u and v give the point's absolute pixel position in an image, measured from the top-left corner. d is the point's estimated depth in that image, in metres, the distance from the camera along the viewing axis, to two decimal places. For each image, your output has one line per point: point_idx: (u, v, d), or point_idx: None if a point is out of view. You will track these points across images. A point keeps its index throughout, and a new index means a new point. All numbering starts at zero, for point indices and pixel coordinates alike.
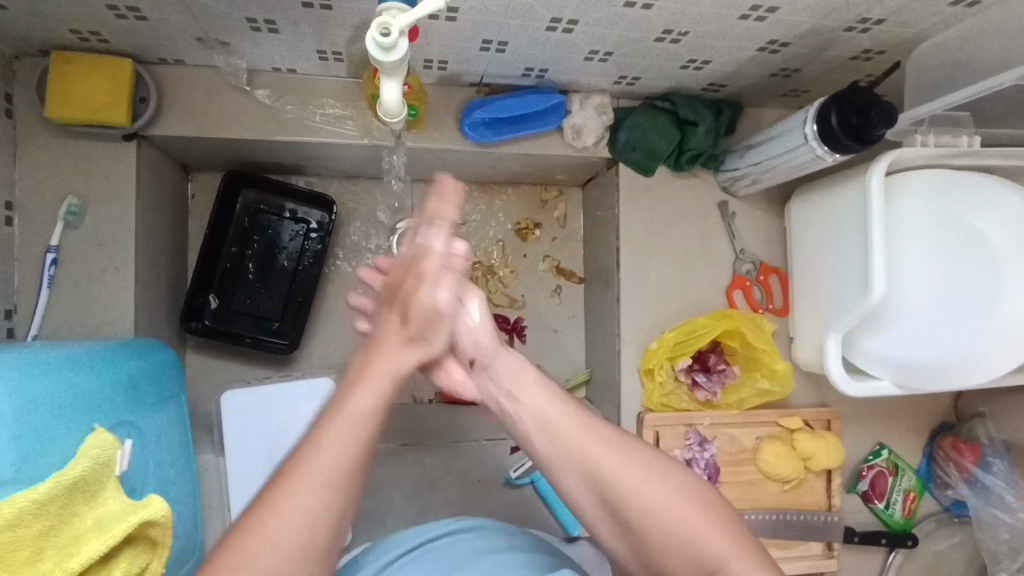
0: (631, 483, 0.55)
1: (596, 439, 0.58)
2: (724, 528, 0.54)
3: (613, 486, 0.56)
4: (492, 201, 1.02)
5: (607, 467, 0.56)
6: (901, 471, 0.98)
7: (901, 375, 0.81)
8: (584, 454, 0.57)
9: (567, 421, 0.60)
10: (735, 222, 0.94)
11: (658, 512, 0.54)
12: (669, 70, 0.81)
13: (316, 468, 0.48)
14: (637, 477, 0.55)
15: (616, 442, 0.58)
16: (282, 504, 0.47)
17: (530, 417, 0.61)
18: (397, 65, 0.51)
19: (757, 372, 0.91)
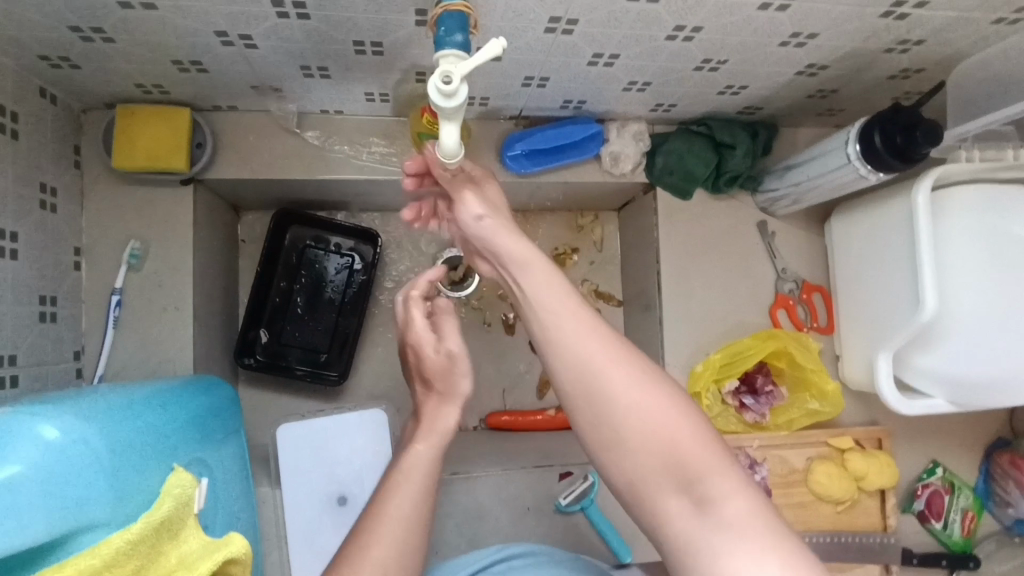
0: (622, 389, 0.49)
1: (594, 334, 0.51)
2: (713, 452, 0.49)
3: (602, 391, 0.50)
4: (530, 228, 1.04)
5: (599, 368, 0.50)
6: (957, 489, 0.96)
7: (956, 391, 0.80)
8: (578, 350, 0.50)
9: (567, 306, 0.52)
10: (775, 241, 0.94)
11: (645, 426, 0.49)
12: (706, 96, 0.82)
13: (391, 519, 0.59)
14: (628, 384, 0.50)
15: (615, 342, 0.51)
16: (372, 551, 0.56)
17: (525, 288, 0.54)
18: (457, 111, 0.51)
19: (804, 390, 0.90)
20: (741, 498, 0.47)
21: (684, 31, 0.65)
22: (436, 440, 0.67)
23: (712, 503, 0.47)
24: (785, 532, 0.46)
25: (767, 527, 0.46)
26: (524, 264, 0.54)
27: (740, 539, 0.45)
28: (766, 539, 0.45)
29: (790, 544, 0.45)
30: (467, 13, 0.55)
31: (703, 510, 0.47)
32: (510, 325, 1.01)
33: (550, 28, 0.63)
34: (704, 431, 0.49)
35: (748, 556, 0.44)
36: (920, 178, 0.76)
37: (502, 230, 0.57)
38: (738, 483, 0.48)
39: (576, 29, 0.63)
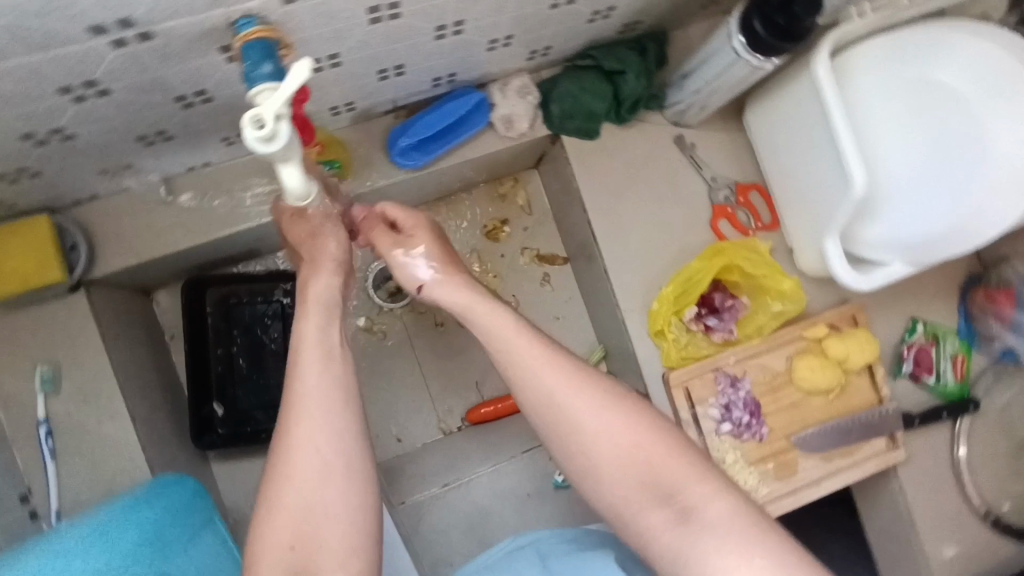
0: (596, 418, 0.58)
1: (557, 371, 0.59)
2: (687, 462, 0.56)
3: (575, 421, 0.58)
4: (452, 213, 0.99)
5: (566, 400, 0.58)
6: (941, 339, 0.96)
7: (914, 252, 0.75)
8: (543, 387, 0.59)
9: (532, 352, 0.60)
10: (698, 153, 0.90)
11: (622, 449, 0.57)
12: (578, 29, 0.76)
13: (308, 399, 0.58)
14: (599, 411, 0.58)
15: (577, 376, 0.59)
16: (302, 432, 0.57)
17: (482, 332, 0.62)
18: (288, 150, 0.47)
19: (765, 294, 0.88)
20: (722, 499, 0.54)
21: None
22: (319, 305, 0.62)
23: (696, 511, 0.54)
24: (765, 522, 0.53)
25: (746, 524, 0.53)
26: (494, 323, 0.62)
27: (723, 540, 0.52)
28: (748, 537, 0.52)
29: (767, 534, 0.52)
30: (269, 37, 0.50)
31: (688, 518, 0.54)
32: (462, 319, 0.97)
33: (372, 19, 0.56)
34: (678, 449, 0.57)
35: (731, 551, 0.52)
36: (816, 49, 0.71)
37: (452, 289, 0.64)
38: (714, 484, 0.55)
39: (402, 11, 0.57)
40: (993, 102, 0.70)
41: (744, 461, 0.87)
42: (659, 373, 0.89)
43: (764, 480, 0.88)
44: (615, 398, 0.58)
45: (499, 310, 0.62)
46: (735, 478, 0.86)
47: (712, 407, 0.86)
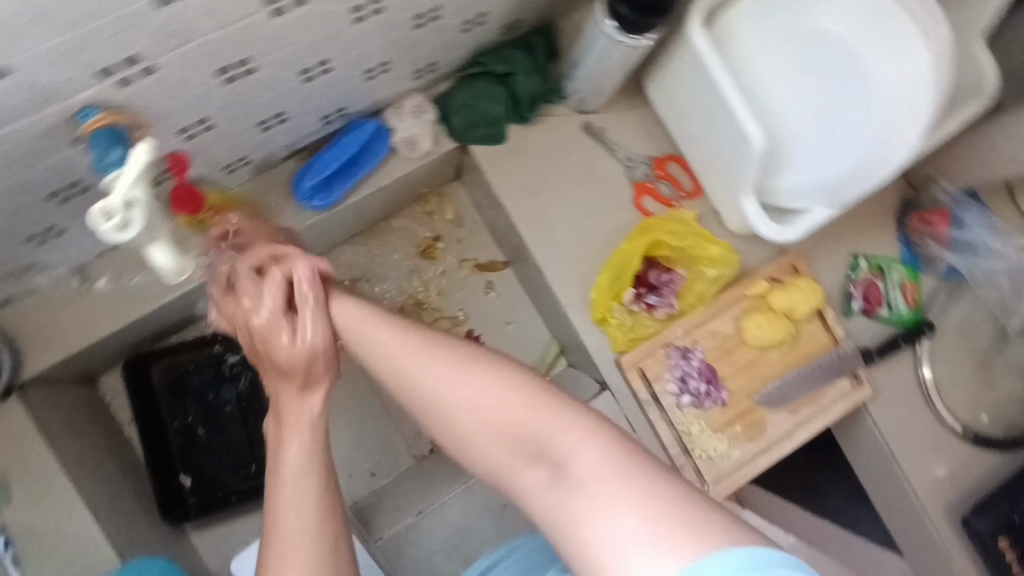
0: (456, 384, 0.53)
1: (412, 347, 0.57)
2: (555, 412, 0.51)
3: (432, 394, 0.54)
4: (384, 240, 0.99)
5: (422, 376, 0.55)
6: (886, 270, 0.96)
7: (829, 194, 0.75)
8: (398, 367, 0.57)
9: (387, 337, 0.59)
10: (609, 135, 0.90)
11: (486, 411, 0.52)
12: (456, 40, 0.76)
13: (291, 533, 0.51)
14: (455, 376, 0.54)
15: (432, 350, 0.56)
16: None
17: (339, 325, 0.62)
18: (146, 231, 0.47)
19: (699, 261, 0.89)
20: (590, 442, 0.49)
21: (365, 9, 0.57)
22: (311, 436, 0.56)
23: (565, 460, 0.48)
24: (636, 463, 0.47)
25: (616, 466, 0.47)
26: (353, 320, 0.61)
27: (594, 488, 0.46)
28: (621, 486, 0.45)
29: (640, 474, 0.46)
30: (115, 122, 0.50)
31: (558, 471, 0.48)
32: None
33: (227, 79, 0.56)
34: (543, 400, 0.52)
35: (600, 503, 0.45)
36: (688, 18, 0.71)
37: (319, 298, 0.62)
38: (585, 429, 0.49)
39: (256, 66, 0.56)
40: (871, 40, 0.69)
41: (710, 429, 0.88)
42: (611, 359, 0.89)
43: (734, 442, 0.88)
44: (478, 361, 0.54)
45: (354, 306, 0.62)
46: (703, 446, 0.87)
47: (669, 381, 0.87)
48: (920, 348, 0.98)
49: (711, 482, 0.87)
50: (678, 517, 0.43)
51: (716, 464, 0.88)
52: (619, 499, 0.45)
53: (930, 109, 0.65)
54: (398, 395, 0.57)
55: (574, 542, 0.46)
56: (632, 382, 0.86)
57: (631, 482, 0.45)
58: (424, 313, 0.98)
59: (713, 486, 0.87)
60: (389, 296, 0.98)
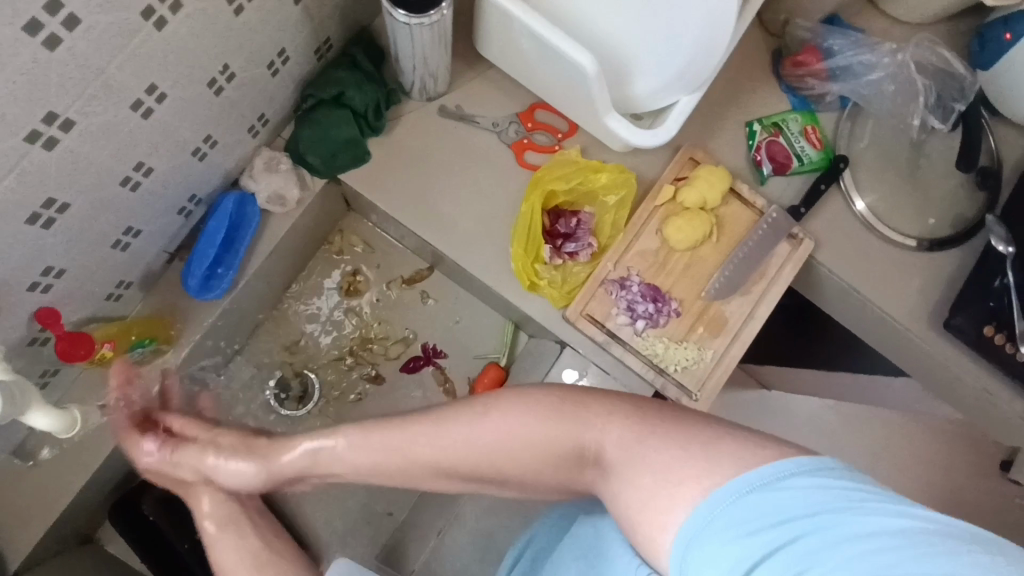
0: (500, 435, 0.57)
1: (426, 430, 0.61)
2: (571, 416, 0.56)
3: (467, 454, 0.59)
4: (308, 295, 0.98)
5: (451, 443, 0.59)
6: (782, 124, 0.95)
7: (683, 81, 0.75)
8: (427, 447, 0.61)
9: (408, 428, 0.62)
10: (466, 110, 0.89)
11: (525, 443, 0.56)
12: (272, 86, 0.75)
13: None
14: (479, 429, 0.58)
15: (447, 414, 0.60)
16: None
17: (358, 445, 0.66)
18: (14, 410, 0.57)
19: (601, 192, 0.88)
20: (623, 428, 0.53)
21: (146, 101, 0.56)
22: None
23: (608, 453, 0.53)
24: (656, 423, 0.52)
25: (640, 436, 0.52)
26: (361, 434, 0.66)
27: (632, 466, 0.50)
28: (653, 451, 0.50)
29: (662, 433, 0.51)
30: None
31: (607, 466, 0.53)
32: (375, 378, 0.97)
33: (44, 223, 0.56)
34: (556, 412, 0.56)
35: (643, 475, 0.49)
36: None
37: (360, 431, 0.66)
38: (612, 416, 0.54)
39: (68, 198, 0.56)
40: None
41: (675, 342, 0.88)
42: (558, 317, 0.89)
43: (702, 344, 0.89)
44: (502, 403, 0.58)
45: (370, 426, 0.65)
46: (677, 359, 0.88)
47: (618, 315, 0.87)
48: (844, 184, 0.98)
49: (697, 389, 0.88)
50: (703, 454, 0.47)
51: (695, 371, 0.88)
52: (656, 464, 0.49)
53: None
54: (437, 463, 0.61)
55: (631, 519, 0.49)
56: (586, 330, 0.86)
57: (662, 443, 0.50)
58: (373, 346, 0.98)
59: (701, 392, 0.88)
60: (335, 344, 0.97)
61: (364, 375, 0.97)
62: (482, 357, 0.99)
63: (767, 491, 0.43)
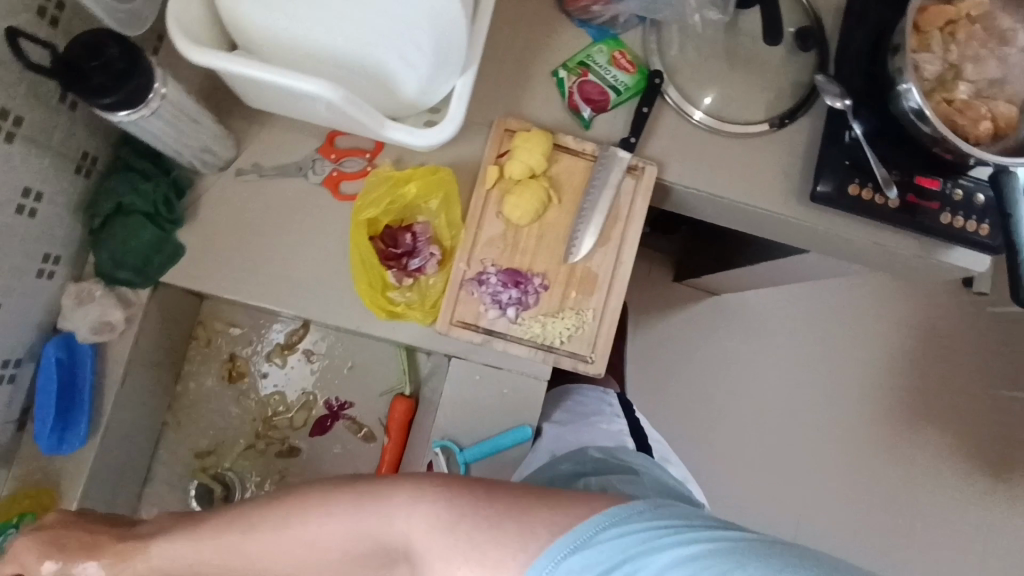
0: (332, 537, 0.66)
1: (264, 538, 0.68)
2: (381, 515, 0.64)
3: (298, 560, 0.67)
4: (195, 395, 0.97)
5: (284, 552, 0.67)
6: (588, 60, 0.91)
7: (447, 67, 0.73)
8: (262, 554, 0.68)
9: (244, 532, 0.69)
10: (265, 166, 0.85)
11: (342, 544, 0.66)
12: (39, 225, 0.71)
13: None
14: (301, 535, 0.66)
15: (275, 527, 0.67)
16: None
17: (203, 551, 0.71)
18: None
19: (423, 198, 0.85)
20: (428, 515, 0.62)
21: None
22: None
23: (415, 539, 0.63)
24: (452, 507, 0.62)
25: (441, 530, 0.61)
26: (202, 533, 0.71)
27: (435, 558, 0.61)
28: (448, 538, 0.61)
29: (459, 526, 0.61)
30: None
31: (415, 552, 0.63)
32: (289, 450, 0.97)
33: None
34: (367, 512, 0.65)
35: (444, 559, 0.61)
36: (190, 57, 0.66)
37: (194, 535, 0.71)
38: (415, 505, 0.63)
39: None
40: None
41: (551, 315, 0.87)
42: (431, 333, 0.87)
43: (580, 307, 0.88)
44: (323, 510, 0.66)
45: (209, 530, 0.71)
46: (560, 332, 0.87)
47: (488, 311, 0.86)
48: (672, 102, 0.93)
49: (588, 351, 0.88)
50: (502, 538, 0.59)
51: (581, 336, 0.88)
52: (465, 556, 0.60)
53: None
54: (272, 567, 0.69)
55: None
56: (461, 337, 0.84)
57: (451, 500, 0.62)
58: (276, 420, 0.97)
59: (594, 353, 0.88)
60: (239, 432, 0.97)
61: (278, 451, 0.97)
62: (387, 391, 0.99)
63: (589, 545, 0.56)
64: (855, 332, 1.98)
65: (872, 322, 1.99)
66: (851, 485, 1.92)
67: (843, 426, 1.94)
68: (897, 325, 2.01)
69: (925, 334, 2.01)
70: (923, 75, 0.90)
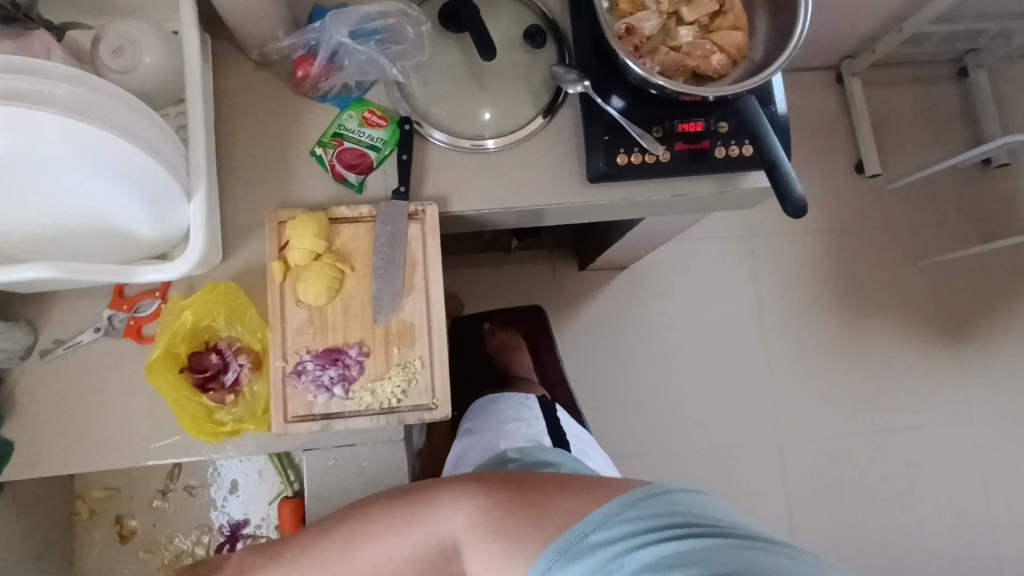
0: (388, 537, 0.80)
1: (329, 542, 0.82)
2: (438, 513, 0.80)
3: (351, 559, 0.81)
4: (97, 564, 1.01)
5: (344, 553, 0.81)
6: (339, 131, 0.94)
7: (166, 195, 0.76)
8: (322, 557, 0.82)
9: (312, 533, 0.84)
10: (66, 338, 0.87)
11: (400, 542, 0.80)
12: None
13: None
14: (357, 539, 0.81)
15: (337, 530, 0.82)
16: None
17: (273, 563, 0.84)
18: None
19: (209, 317, 0.87)
20: (471, 510, 0.78)
21: None
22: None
23: (459, 532, 0.79)
24: (497, 498, 0.78)
25: (489, 511, 0.77)
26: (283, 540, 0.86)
27: (483, 538, 0.76)
28: (496, 518, 0.76)
29: (502, 504, 0.77)
30: None
31: (459, 542, 0.79)
32: None
33: None
34: (423, 506, 0.81)
35: (496, 540, 0.75)
36: None
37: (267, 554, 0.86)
38: (466, 498, 0.79)
39: None
40: None
41: (380, 378, 0.88)
42: (277, 435, 0.89)
43: (406, 360, 0.89)
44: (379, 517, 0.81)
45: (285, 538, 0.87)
46: (391, 392, 0.88)
47: (317, 398, 0.87)
48: (445, 143, 0.95)
49: (430, 399, 0.88)
50: (533, 524, 0.73)
51: (416, 388, 0.88)
52: (504, 526, 0.75)
53: (51, 108, 0.60)
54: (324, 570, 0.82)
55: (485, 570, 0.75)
56: (300, 431, 0.85)
57: (487, 498, 0.78)
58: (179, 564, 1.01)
59: (436, 399, 0.88)
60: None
61: None
62: (276, 495, 1.02)
63: (609, 522, 0.68)
64: (771, 253, 1.98)
65: (786, 236, 1.98)
66: (818, 396, 1.93)
67: (791, 345, 1.95)
68: (809, 231, 2.00)
69: (838, 229, 2.00)
70: (647, 33, 0.92)
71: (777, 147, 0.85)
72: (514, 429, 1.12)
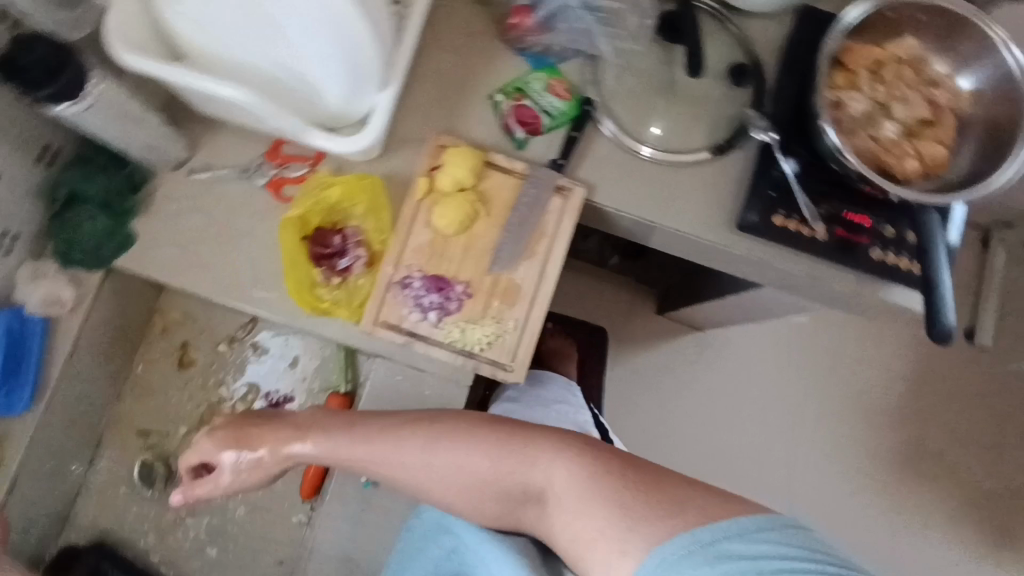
0: (482, 457, 0.75)
1: (423, 435, 0.78)
2: (540, 457, 0.73)
3: (438, 460, 0.77)
4: (149, 376, 1.07)
5: (434, 451, 0.77)
6: (524, 87, 0.96)
7: (362, 78, 0.80)
8: (411, 445, 0.79)
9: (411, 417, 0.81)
10: (217, 167, 0.93)
11: (492, 467, 0.75)
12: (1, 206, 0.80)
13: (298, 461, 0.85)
14: (453, 443, 0.77)
15: (434, 427, 0.79)
16: None
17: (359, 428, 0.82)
18: None
19: (349, 203, 0.91)
20: (574, 469, 0.70)
21: None
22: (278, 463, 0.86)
23: (552, 486, 0.71)
24: (610, 470, 0.69)
25: (596, 480, 0.68)
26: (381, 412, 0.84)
27: (582, 505, 0.67)
28: (605, 490, 0.67)
29: (614, 478, 0.68)
30: None
31: (550, 495, 0.71)
32: None
33: None
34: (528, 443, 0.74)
35: (595, 509, 0.66)
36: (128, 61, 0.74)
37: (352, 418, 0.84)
38: (576, 457, 0.72)
39: None
40: None
41: (472, 322, 0.90)
42: (360, 333, 0.92)
43: (501, 316, 0.90)
44: (482, 434, 0.76)
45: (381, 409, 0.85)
46: (479, 339, 0.89)
47: (410, 314, 0.89)
48: (614, 136, 0.96)
49: (507, 360, 0.90)
50: (654, 511, 0.64)
51: (500, 344, 0.90)
52: (615, 503, 0.66)
53: None
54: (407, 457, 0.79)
55: (573, 537, 0.67)
56: (386, 338, 0.88)
57: (592, 465, 0.70)
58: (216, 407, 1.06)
59: (513, 362, 0.90)
60: (185, 413, 1.06)
61: None
62: (324, 384, 1.06)
63: (751, 536, 0.60)
64: (847, 377, 1.90)
65: (868, 369, 1.91)
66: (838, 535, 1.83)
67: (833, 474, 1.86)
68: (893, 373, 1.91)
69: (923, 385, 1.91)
70: (850, 112, 0.91)
71: (943, 268, 0.82)
72: (559, 413, 1.11)
